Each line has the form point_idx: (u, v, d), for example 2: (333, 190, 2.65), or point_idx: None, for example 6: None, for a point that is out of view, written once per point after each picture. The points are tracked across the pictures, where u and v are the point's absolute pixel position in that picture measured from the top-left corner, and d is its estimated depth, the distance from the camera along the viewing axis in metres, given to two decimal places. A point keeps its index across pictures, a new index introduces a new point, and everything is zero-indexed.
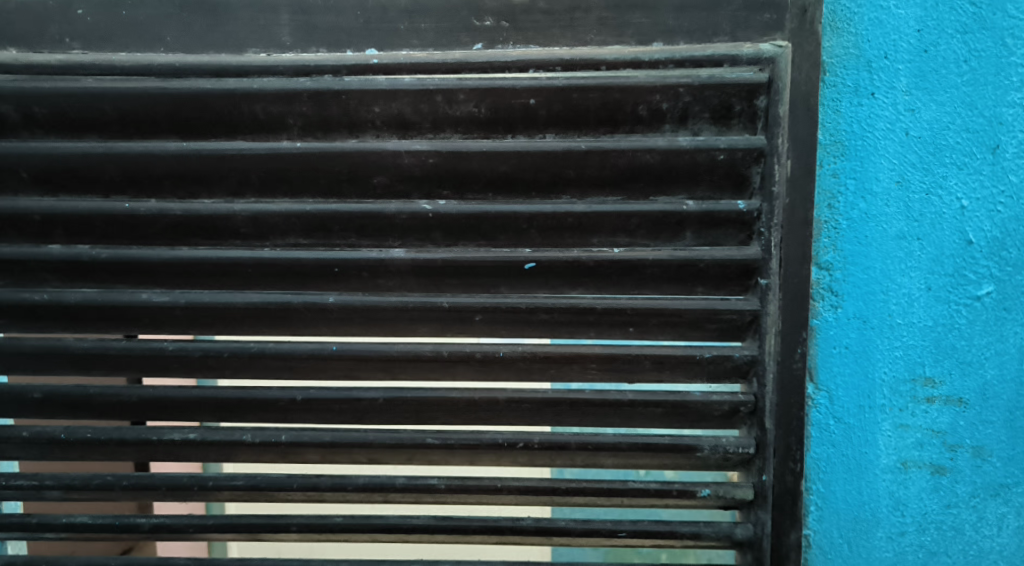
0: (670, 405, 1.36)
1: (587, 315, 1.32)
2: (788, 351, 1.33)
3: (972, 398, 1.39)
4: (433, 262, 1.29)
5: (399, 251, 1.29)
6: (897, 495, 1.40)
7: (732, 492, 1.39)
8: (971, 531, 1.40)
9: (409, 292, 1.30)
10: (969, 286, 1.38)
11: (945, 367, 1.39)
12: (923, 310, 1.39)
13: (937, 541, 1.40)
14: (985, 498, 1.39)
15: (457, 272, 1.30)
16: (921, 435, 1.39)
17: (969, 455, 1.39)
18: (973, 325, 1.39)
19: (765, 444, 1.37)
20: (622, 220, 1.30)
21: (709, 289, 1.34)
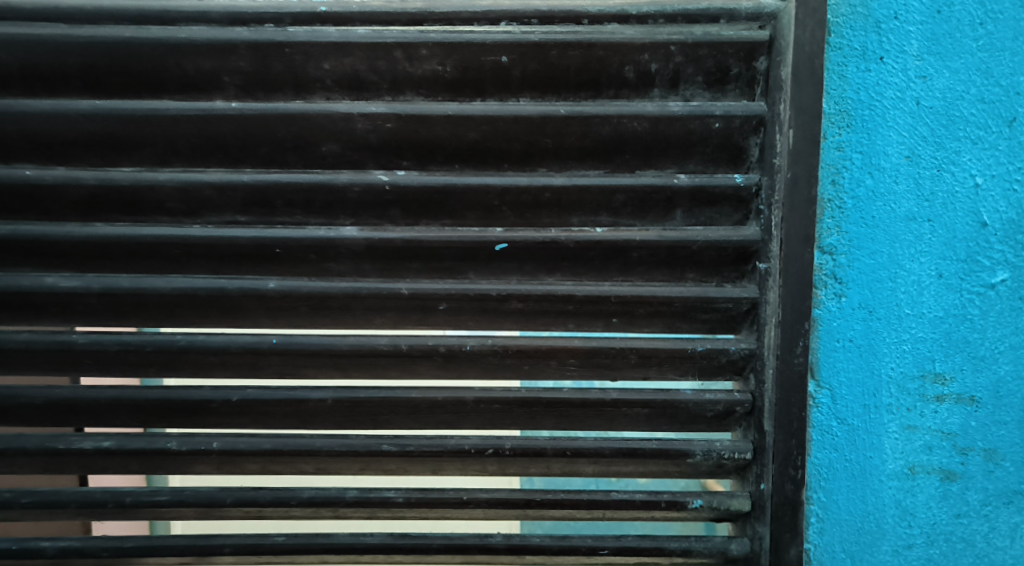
0: (659, 405, 1.20)
1: (565, 304, 1.17)
2: (789, 344, 1.18)
3: (984, 396, 1.27)
4: (391, 242, 1.13)
5: (350, 230, 1.12)
6: (904, 504, 1.28)
7: (726, 502, 1.22)
8: (981, 541, 1.29)
9: (363, 277, 1.14)
10: (982, 273, 1.26)
11: (956, 362, 1.27)
12: (933, 300, 1.27)
13: (946, 553, 1.29)
14: (997, 506, 1.28)
15: (418, 255, 1.14)
16: (930, 438, 1.28)
17: (980, 459, 1.27)
18: (986, 316, 1.27)
19: (764, 449, 1.21)
20: (606, 197, 1.15)
21: (701, 275, 1.19)
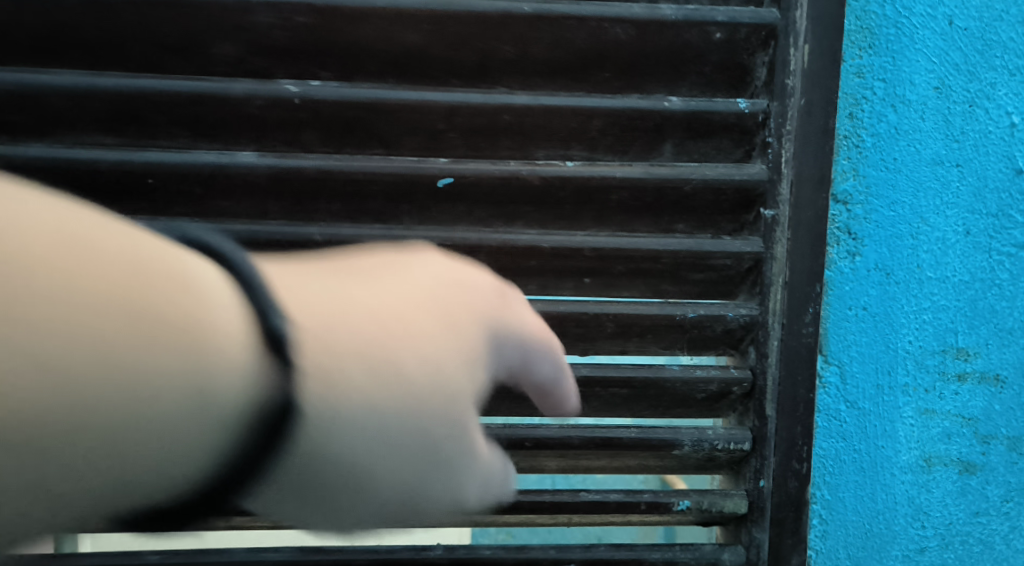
0: (640, 386, 0.98)
1: (527, 260, 0.94)
2: (797, 312, 0.97)
3: (1011, 376, 1.07)
4: (303, 174, 0.88)
5: (246, 156, 0.88)
6: (917, 502, 1.08)
7: (718, 504, 0.99)
8: (999, 544, 1.09)
9: (266, 218, 0.89)
10: (1014, 230, 1.06)
11: (982, 336, 1.06)
12: (958, 261, 1.06)
13: (961, 557, 1.09)
14: (1020, 503, 1.09)
15: (338, 191, 0.89)
16: (948, 424, 1.07)
17: (1004, 449, 1.08)
18: (1018, 281, 1.06)
19: (765, 438, 0.98)
20: (581, 122, 0.92)
21: (693, 226, 0.96)
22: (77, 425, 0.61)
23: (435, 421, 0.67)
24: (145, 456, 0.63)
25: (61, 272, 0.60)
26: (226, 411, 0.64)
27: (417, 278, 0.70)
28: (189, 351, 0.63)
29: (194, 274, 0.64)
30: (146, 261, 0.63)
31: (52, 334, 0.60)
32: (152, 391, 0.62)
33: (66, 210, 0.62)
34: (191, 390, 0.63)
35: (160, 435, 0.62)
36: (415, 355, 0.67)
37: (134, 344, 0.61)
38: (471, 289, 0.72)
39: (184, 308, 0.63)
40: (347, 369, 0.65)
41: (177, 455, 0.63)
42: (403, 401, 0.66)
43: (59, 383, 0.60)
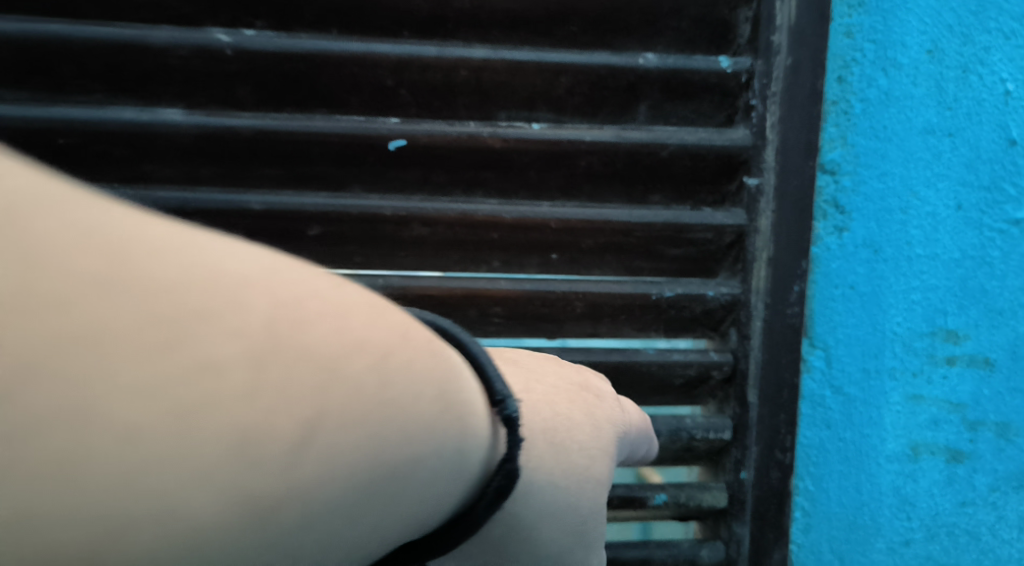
0: (614, 371, 0.90)
1: (488, 233, 0.86)
2: (782, 290, 0.89)
3: (1002, 359, 0.99)
4: (238, 134, 0.80)
5: (174, 113, 0.80)
6: (902, 492, 1.00)
7: (696, 497, 0.92)
8: (990, 539, 1.01)
9: (199, 184, 0.81)
10: (1007, 204, 0.98)
11: (972, 317, 0.99)
12: (948, 236, 0.98)
13: (948, 551, 1.01)
14: (1008, 494, 1.00)
15: (278, 154, 0.81)
16: (936, 411, 0.99)
17: (992, 437, 0.99)
18: (1010, 258, 0.98)
19: (746, 427, 0.91)
20: (547, 81, 0.85)
21: (671, 197, 0.89)
22: (261, 504, 0.48)
23: (577, 523, 0.64)
24: (370, 510, 0.52)
25: (240, 329, 0.47)
26: (422, 482, 0.54)
27: (551, 382, 0.65)
28: (406, 419, 0.52)
29: (393, 347, 0.52)
30: (329, 317, 0.50)
31: (223, 409, 0.47)
32: (353, 466, 0.51)
33: (194, 234, 0.48)
34: (383, 463, 0.52)
35: (348, 511, 0.51)
36: (579, 444, 0.63)
37: (358, 397, 0.50)
38: (579, 383, 0.68)
39: (376, 363, 0.51)
40: (553, 463, 0.61)
41: (392, 511, 0.53)
42: (574, 495, 0.63)
43: (247, 465, 0.48)
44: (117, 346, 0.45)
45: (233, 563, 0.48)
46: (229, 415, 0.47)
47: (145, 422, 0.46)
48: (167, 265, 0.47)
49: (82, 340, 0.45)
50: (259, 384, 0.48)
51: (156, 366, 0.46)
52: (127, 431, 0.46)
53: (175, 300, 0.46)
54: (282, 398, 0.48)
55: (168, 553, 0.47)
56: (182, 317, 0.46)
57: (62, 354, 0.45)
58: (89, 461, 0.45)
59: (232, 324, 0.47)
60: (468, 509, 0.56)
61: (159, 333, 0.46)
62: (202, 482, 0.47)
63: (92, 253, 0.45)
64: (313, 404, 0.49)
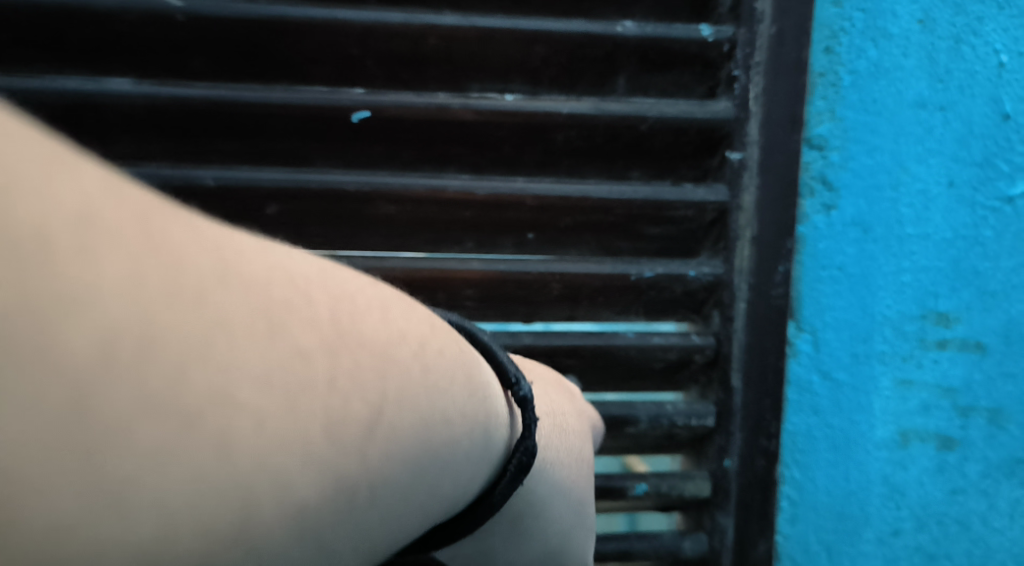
0: (592, 355, 0.86)
1: (460, 211, 0.82)
2: (767, 270, 0.85)
3: (994, 343, 0.94)
4: (188, 104, 0.77)
5: (120, 82, 0.76)
6: (892, 480, 0.97)
7: (678, 487, 0.88)
8: (981, 528, 0.97)
9: (149, 158, 0.78)
10: (1000, 181, 0.93)
11: (964, 299, 0.94)
12: (940, 215, 0.93)
13: (937, 540, 0.98)
14: (999, 481, 0.96)
15: (233, 127, 0.78)
16: (926, 396, 0.96)
17: (983, 423, 0.96)
18: (1002, 238, 0.94)
19: (730, 413, 0.87)
20: (521, 50, 0.80)
21: (651, 173, 0.85)
22: (346, 483, 0.48)
23: (574, 506, 0.65)
24: (423, 498, 0.53)
25: (314, 319, 0.48)
26: (459, 463, 0.55)
27: (540, 378, 0.71)
28: (451, 405, 0.54)
29: (427, 338, 0.55)
30: (375, 311, 0.52)
31: (320, 393, 0.47)
32: (416, 445, 0.52)
33: (270, 250, 0.49)
34: (434, 444, 0.53)
35: (407, 489, 0.52)
36: (572, 428, 0.68)
37: (410, 380, 0.52)
38: (557, 381, 0.74)
39: (417, 352, 0.53)
40: (556, 444, 0.64)
41: (439, 492, 0.55)
42: (572, 476, 0.65)
43: (331, 474, 0.47)
44: (242, 337, 0.45)
45: (329, 542, 0.48)
46: (325, 398, 0.47)
47: (270, 411, 0.45)
48: (255, 261, 0.47)
49: (209, 332, 0.44)
50: (337, 372, 0.48)
51: (269, 357, 0.46)
52: (255, 423, 0.45)
53: (268, 294, 0.47)
54: (357, 383, 0.49)
55: (284, 540, 0.46)
56: (277, 311, 0.46)
57: (194, 348, 0.44)
58: (225, 454, 0.44)
59: (317, 313, 0.48)
60: (491, 488, 0.59)
61: (265, 324, 0.46)
62: (299, 500, 0.46)
63: (200, 246, 0.45)
64: (382, 385, 0.50)
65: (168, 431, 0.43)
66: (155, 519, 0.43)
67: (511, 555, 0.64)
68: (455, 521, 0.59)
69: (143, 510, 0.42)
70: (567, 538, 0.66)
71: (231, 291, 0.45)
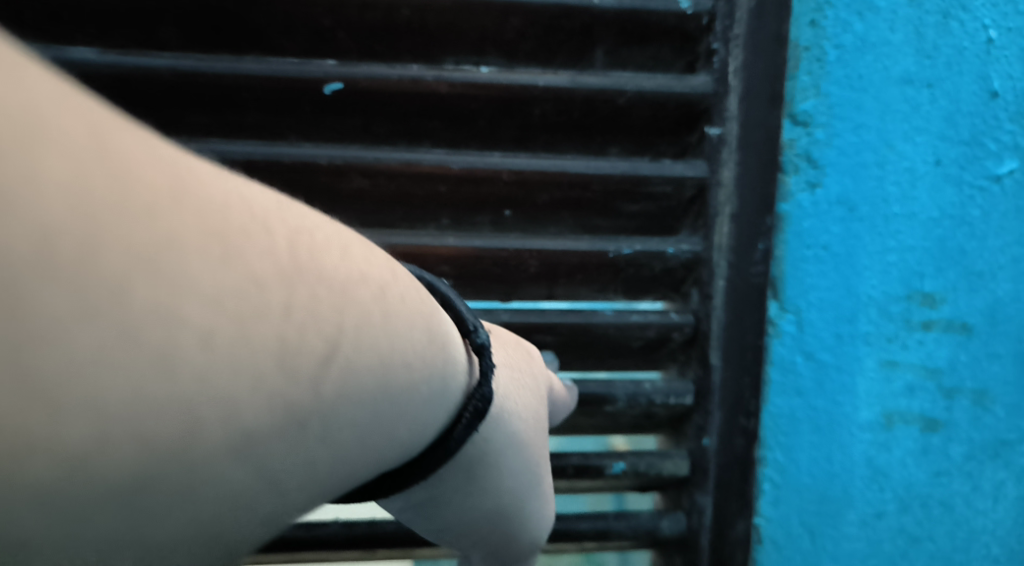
0: (570, 333, 0.85)
1: (435, 185, 0.81)
2: (747, 248, 0.84)
3: (980, 325, 0.88)
4: (154, 75, 0.77)
5: (84, 52, 0.77)
6: (874, 463, 0.89)
7: (657, 466, 0.88)
8: (965, 511, 0.90)
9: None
10: (987, 160, 0.88)
11: (950, 280, 0.88)
12: (926, 192, 0.87)
13: (920, 521, 0.90)
14: (982, 462, 0.89)
15: (203, 100, 0.78)
16: (912, 379, 0.89)
17: (968, 406, 0.89)
18: (989, 217, 0.87)
19: (710, 391, 0.86)
20: (496, 22, 0.80)
21: (630, 149, 0.84)
22: (297, 420, 0.43)
23: (529, 466, 0.63)
24: (372, 442, 0.49)
25: (272, 250, 0.43)
26: (418, 408, 0.51)
27: (501, 338, 0.69)
28: (412, 348, 0.50)
29: (389, 281, 0.50)
30: (335, 246, 0.46)
31: (274, 324, 0.42)
32: (369, 384, 0.47)
33: (225, 172, 0.43)
34: (391, 388, 0.49)
35: (359, 436, 0.47)
36: (529, 389, 0.66)
37: (369, 322, 0.47)
38: (516, 341, 0.72)
39: (378, 293, 0.48)
40: (516, 398, 0.63)
41: (394, 436, 0.50)
42: (529, 434, 0.64)
43: (286, 418, 0.43)
44: (192, 252, 0.40)
45: (275, 478, 0.44)
46: (279, 330, 0.42)
47: (220, 331, 0.40)
48: (210, 180, 0.42)
49: (156, 244, 0.39)
50: (295, 306, 0.43)
51: (221, 278, 0.40)
52: (202, 340, 0.40)
53: (223, 215, 0.41)
54: (315, 319, 0.44)
55: (226, 466, 0.41)
56: (232, 232, 0.41)
57: (137, 257, 0.38)
58: (170, 373, 0.39)
59: (272, 240, 0.43)
60: (447, 434, 0.54)
61: (217, 245, 0.41)
62: (246, 440, 0.42)
63: (153, 159, 0.40)
64: (341, 324, 0.45)
65: (105, 336, 0.38)
66: (94, 423, 0.38)
67: (460, 510, 0.61)
68: (407, 468, 0.54)
69: (75, 419, 0.38)
70: (522, 500, 0.63)
71: (183, 204, 0.40)
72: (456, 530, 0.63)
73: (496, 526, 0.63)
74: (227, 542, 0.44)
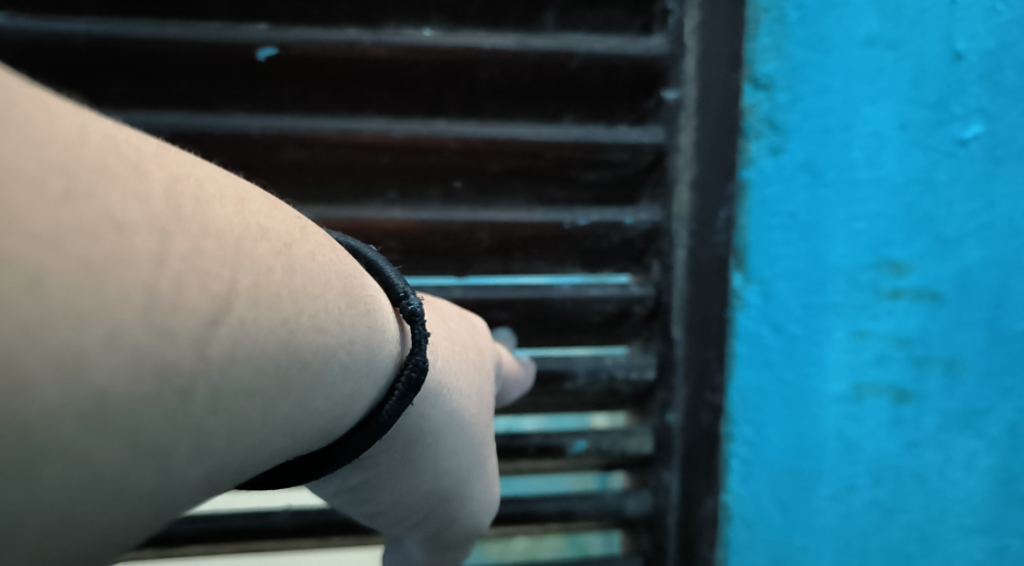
0: (527, 309, 0.82)
1: (378, 156, 0.78)
2: (707, 216, 0.81)
3: (949, 294, 0.86)
4: (72, 43, 0.73)
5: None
6: (847, 436, 0.88)
7: (620, 444, 0.85)
8: (937, 481, 0.89)
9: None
10: (952, 124, 0.84)
11: (918, 248, 0.85)
12: (892, 156, 0.84)
13: (895, 494, 0.89)
14: (954, 432, 0.88)
15: (129, 69, 0.75)
16: (882, 350, 0.87)
17: (938, 375, 0.87)
18: (955, 183, 0.85)
19: (673, 365, 0.83)
20: None
21: (584, 115, 0.81)
22: (175, 384, 0.41)
23: (470, 443, 0.61)
24: (281, 414, 0.46)
25: (139, 194, 0.41)
26: (334, 378, 0.48)
27: (445, 310, 0.67)
28: (323, 310, 0.47)
29: (295, 239, 0.47)
30: (227, 201, 0.44)
31: (138, 271, 0.40)
32: (275, 353, 0.45)
33: (95, 118, 0.41)
34: (300, 355, 0.46)
35: (264, 406, 0.45)
36: (473, 361, 0.64)
37: (268, 278, 0.44)
38: (459, 314, 0.69)
39: (281, 251, 0.46)
40: (455, 373, 0.60)
41: (307, 407, 0.47)
42: (469, 412, 0.61)
43: (151, 374, 0.41)
44: (25, 188, 0.38)
45: (153, 447, 0.41)
46: (143, 276, 0.40)
47: (59, 273, 0.39)
48: (67, 118, 0.40)
49: None
50: (166, 252, 0.41)
51: (63, 215, 0.39)
52: (34, 282, 0.38)
53: (72, 152, 0.40)
54: (193, 270, 0.42)
55: (79, 425, 0.39)
56: (82, 170, 0.40)
57: None
58: None
59: (140, 184, 0.41)
60: (377, 409, 0.51)
61: (61, 183, 0.39)
62: (97, 391, 0.39)
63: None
64: (229, 280, 0.43)
65: None
66: None
67: (397, 492, 0.59)
68: (334, 449, 0.51)
69: None
70: (461, 480, 0.61)
71: (12, 132, 0.38)
72: (394, 513, 0.60)
73: (433, 509, 0.61)
74: (91, 525, 0.40)
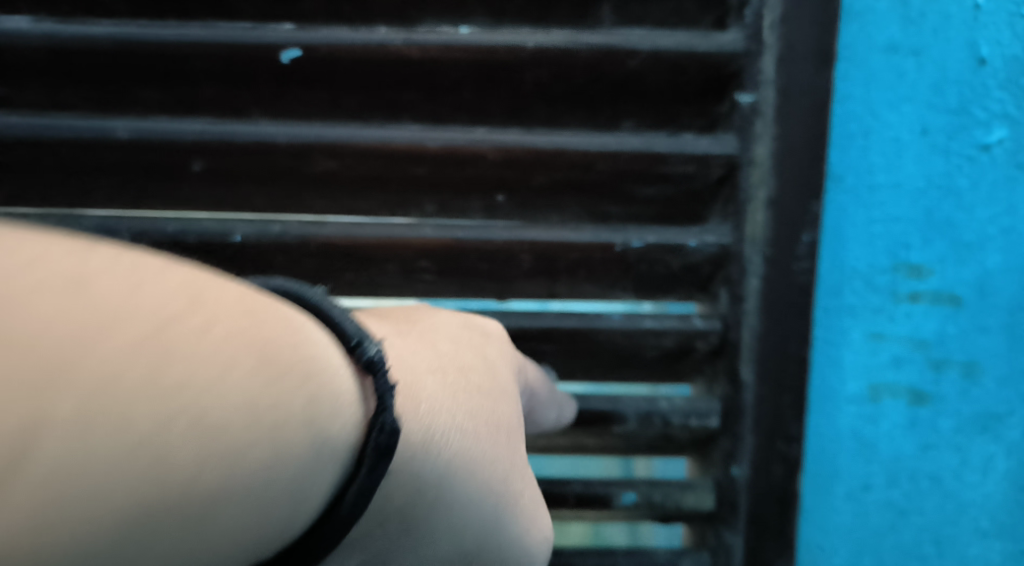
0: (572, 341, 0.72)
1: (411, 168, 0.69)
2: (787, 240, 0.70)
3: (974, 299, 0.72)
4: (88, 46, 0.67)
5: (16, 21, 0.67)
6: (862, 438, 0.75)
7: (675, 498, 0.74)
8: (955, 486, 0.74)
9: (62, 110, 0.68)
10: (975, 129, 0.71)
11: (939, 250, 0.72)
12: (912, 163, 0.72)
13: (929, 508, 0.75)
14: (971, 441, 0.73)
15: (155, 72, 0.68)
16: (900, 353, 0.73)
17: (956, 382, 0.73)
18: (980, 187, 0.71)
19: (740, 412, 0.72)
20: None
21: (646, 122, 0.70)
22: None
23: (493, 490, 0.52)
24: (159, 533, 0.41)
25: None
26: (249, 477, 0.42)
27: (454, 329, 0.56)
28: (205, 401, 0.41)
29: (172, 315, 0.41)
30: (55, 293, 0.40)
31: None
32: (135, 468, 0.40)
33: None
34: (168, 468, 0.40)
35: (131, 529, 0.40)
36: (479, 386, 0.53)
37: (115, 380, 0.40)
38: (470, 328, 0.58)
39: (142, 337, 0.40)
40: (455, 411, 0.51)
41: (196, 518, 0.41)
42: (480, 449, 0.51)
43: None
44: None
45: None
46: (95, 423, 0.39)
47: None
48: None
49: None
50: None
51: None
52: None
53: None
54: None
55: None
56: None
57: None
58: None
59: (100, 323, 0.40)
60: (335, 501, 0.44)
61: None
62: None
63: None
64: (47, 395, 0.39)
65: None
66: None
67: None
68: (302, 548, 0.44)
69: None
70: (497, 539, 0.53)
71: None
72: None
73: None
74: None
